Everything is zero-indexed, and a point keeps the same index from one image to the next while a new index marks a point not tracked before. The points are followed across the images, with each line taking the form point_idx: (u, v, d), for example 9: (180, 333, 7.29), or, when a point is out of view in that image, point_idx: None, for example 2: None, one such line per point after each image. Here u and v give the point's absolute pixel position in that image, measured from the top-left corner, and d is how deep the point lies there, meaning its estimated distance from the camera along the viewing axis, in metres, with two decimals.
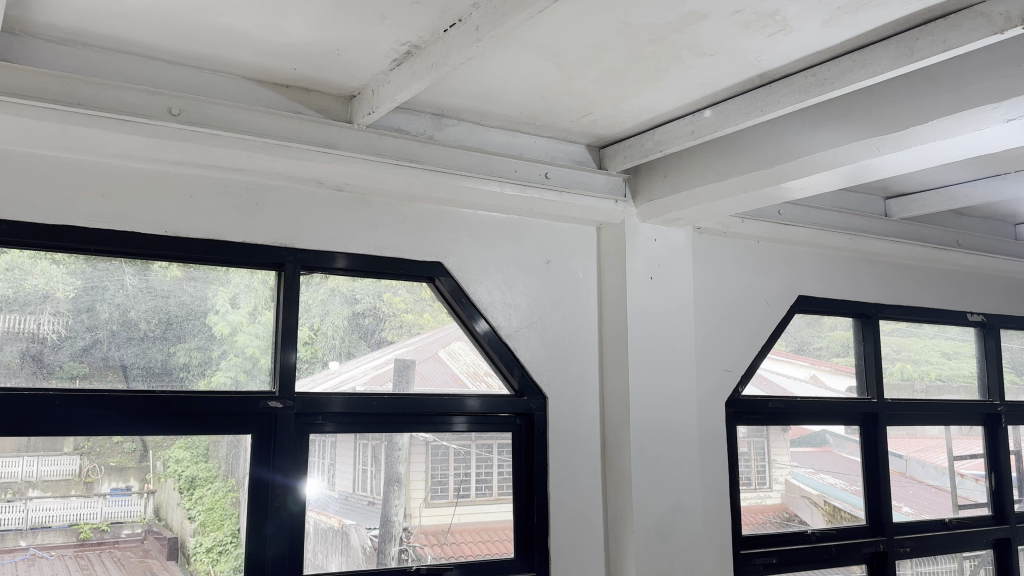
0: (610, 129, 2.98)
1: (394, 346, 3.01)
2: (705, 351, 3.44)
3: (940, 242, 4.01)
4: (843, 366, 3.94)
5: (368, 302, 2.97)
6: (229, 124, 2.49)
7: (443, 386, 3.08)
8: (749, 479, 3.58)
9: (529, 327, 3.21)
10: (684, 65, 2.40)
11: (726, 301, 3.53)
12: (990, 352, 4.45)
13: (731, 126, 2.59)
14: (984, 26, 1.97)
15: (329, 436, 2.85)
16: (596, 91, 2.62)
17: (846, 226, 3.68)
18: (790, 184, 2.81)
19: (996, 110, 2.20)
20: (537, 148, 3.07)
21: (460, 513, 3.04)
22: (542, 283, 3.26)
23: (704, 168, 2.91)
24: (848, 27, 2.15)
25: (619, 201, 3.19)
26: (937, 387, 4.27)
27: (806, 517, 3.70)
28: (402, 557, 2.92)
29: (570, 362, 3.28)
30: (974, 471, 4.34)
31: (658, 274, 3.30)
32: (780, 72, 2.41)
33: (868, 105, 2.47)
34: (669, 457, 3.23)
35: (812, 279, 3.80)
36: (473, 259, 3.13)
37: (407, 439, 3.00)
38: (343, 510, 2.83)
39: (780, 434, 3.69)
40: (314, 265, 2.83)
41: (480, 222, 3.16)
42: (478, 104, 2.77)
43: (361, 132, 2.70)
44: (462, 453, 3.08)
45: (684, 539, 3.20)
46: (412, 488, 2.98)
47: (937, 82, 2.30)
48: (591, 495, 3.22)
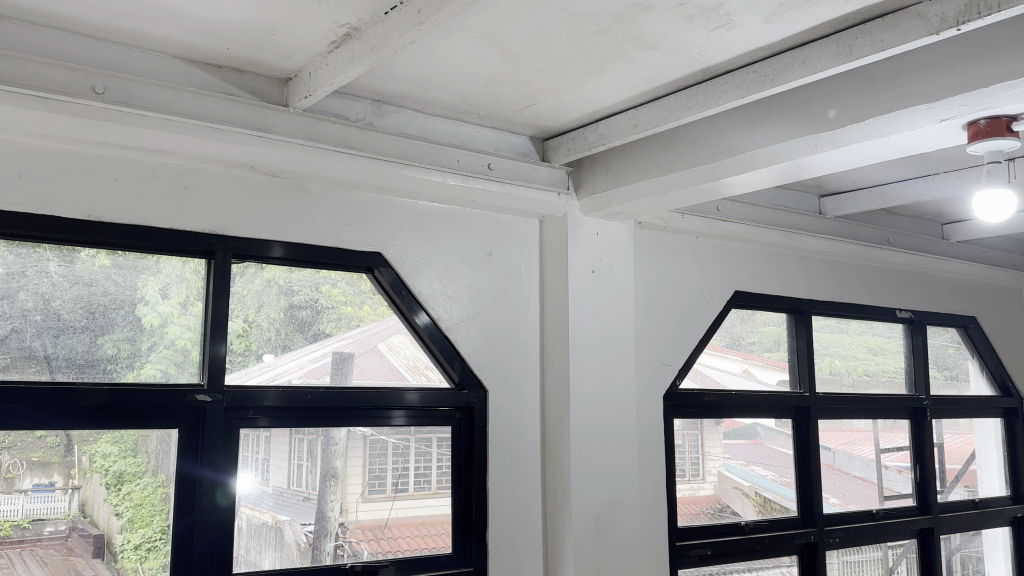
0: (553, 121, 2.76)
1: (332, 339, 2.65)
2: (644, 345, 3.27)
3: (871, 240, 3.95)
4: (775, 361, 3.81)
5: (305, 293, 2.60)
6: (158, 107, 2.14)
7: (382, 379, 2.73)
8: (683, 470, 3.43)
9: (469, 320, 2.89)
10: (627, 59, 2.23)
11: (666, 298, 3.37)
12: (917, 348, 4.39)
13: (673, 122, 2.44)
14: (921, 26, 1.86)
15: (263, 431, 2.49)
16: (540, 82, 2.40)
17: (781, 224, 3.57)
18: (729, 180, 2.68)
19: (931, 110, 2.09)
20: (480, 138, 2.78)
21: (397, 508, 2.72)
22: (484, 276, 2.95)
23: (645, 163, 2.76)
24: (790, 24, 2.01)
25: (562, 194, 2.97)
26: (865, 382, 4.17)
27: (738, 508, 3.57)
28: (338, 554, 2.58)
29: (513, 358, 2.98)
30: (897, 463, 4.27)
31: (599, 268, 3.07)
32: (722, 67, 2.27)
33: (808, 101, 2.34)
34: (608, 451, 3.00)
35: (749, 273, 3.67)
36: (413, 250, 2.79)
37: (344, 433, 2.65)
38: (277, 505, 2.49)
39: (713, 426, 3.55)
40: (249, 253, 2.46)
41: (421, 212, 2.83)
42: (420, 91, 2.47)
43: (296, 117, 2.36)
44: (401, 447, 2.76)
45: (622, 532, 2.99)
46: (349, 483, 2.64)
47: (874, 80, 2.19)
48: (531, 504, 2.93)
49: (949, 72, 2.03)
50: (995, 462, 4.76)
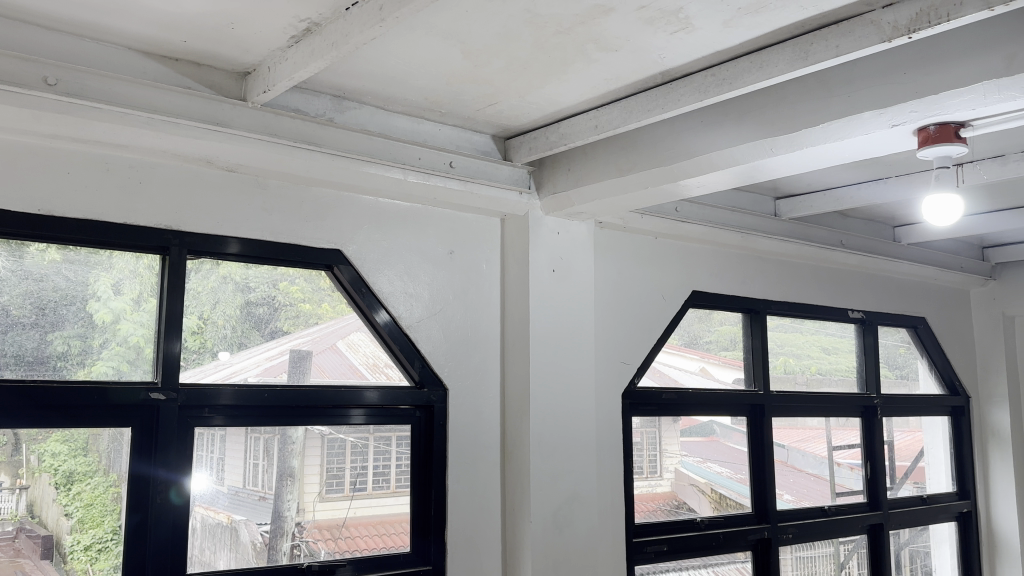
0: (515, 120, 2.76)
1: (290, 337, 2.62)
2: (604, 344, 3.29)
3: (825, 242, 4.03)
4: (731, 360, 3.86)
5: (262, 290, 2.57)
6: (112, 99, 2.10)
7: (340, 377, 2.71)
8: (641, 467, 3.47)
9: (430, 319, 2.88)
10: (588, 60, 2.24)
11: (625, 298, 3.40)
12: (868, 347, 4.50)
13: (633, 123, 2.46)
14: (875, 33, 1.90)
15: (218, 430, 2.46)
16: (502, 81, 2.40)
17: (737, 225, 3.62)
18: (688, 181, 2.71)
19: (882, 116, 2.14)
20: (441, 136, 2.77)
21: (355, 507, 2.70)
22: (445, 274, 2.94)
23: (605, 163, 2.78)
24: (748, 28, 2.04)
25: (524, 193, 2.98)
26: (818, 380, 4.26)
27: (694, 505, 3.62)
28: (294, 554, 2.56)
29: (473, 356, 2.98)
30: (849, 460, 4.36)
31: (560, 267, 3.09)
32: (681, 70, 2.29)
33: (764, 105, 2.38)
34: (567, 449, 3.02)
35: (707, 273, 3.72)
36: (373, 248, 2.77)
37: (301, 432, 2.62)
38: (232, 505, 2.46)
39: (671, 424, 3.59)
40: (205, 249, 2.42)
41: (382, 210, 2.81)
42: (381, 88, 2.46)
43: (255, 111, 2.33)
44: (360, 446, 2.74)
45: (581, 529, 3.01)
46: (306, 482, 2.62)
47: (828, 86, 2.23)
48: (490, 502, 2.94)
49: (901, 79, 2.08)
50: (942, 459, 4.90)
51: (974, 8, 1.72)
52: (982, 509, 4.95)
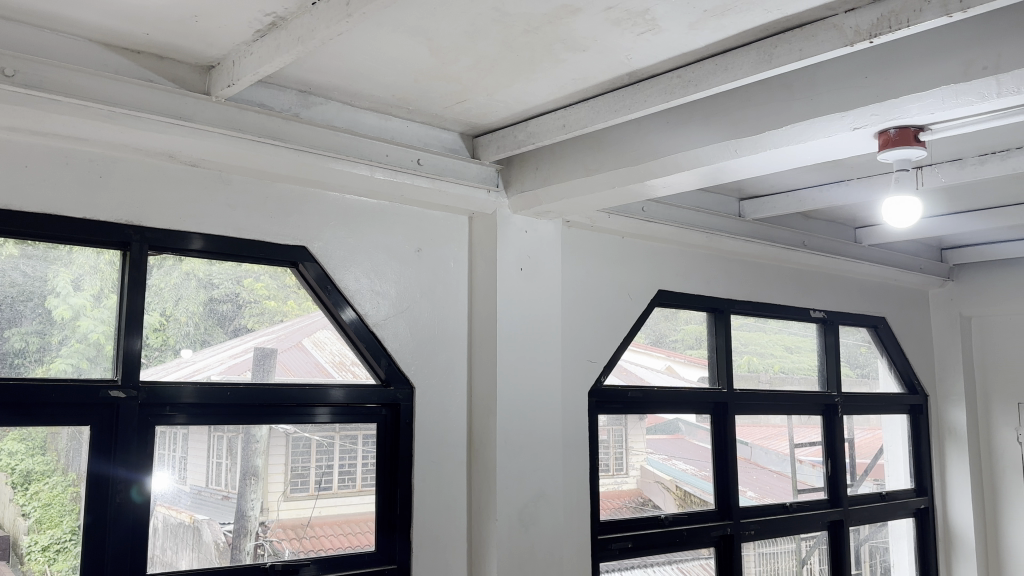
0: (483, 118, 2.76)
1: (254, 334, 2.59)
2: (570, 342, 3.31)
3: (788, 242, 4.09)
4: (696, 358, 3.90)
5: (225, 287, 2.54)
6: (71, 91, 2.05)
7: (306, 375, 2.69)
8: (607, 465, 3.49)
9: (397, 317, 2.87)
10: (556, 59, 2.25)
11: (592, 297, 3.41)
12: (829, 346, 4.57)
13: (601, 123, 2.48)
14: (837, 37, 1.94)
15: (180, 428, 2.43)
16: (470, 79, 2.40)
17: (703, 225, 3.66)
18: (655, 181, 2.73)
19: (845, 118, 2.18)
20: (409, 133, 2.76)
21: (320, 506, 2.68)
22: (412, 272, 2.93)
23: (573, 163, 2.79)
24: (713, 31, 2.06)
25: (492, 191, 2.98)
26: (780, 379, 4.31)
27: (659, 502, 3.65)
28: (258, 553, 2.53)
29: (440, 355, 2.98)
30: (810, 457, 4.43)
31: (528, 266, 3.09)
32: (648, 70, 2.31)
33: (729, 107, 2.40)
34: (533, 446, 3.02)
35: (672, 272, 3.75)
36: (339, 245, 2.75)
37: (266, 430, 2.60)
38: (195, 504, 2.42)
39: (636, 422, 3.62)
40: (167, 245, 2.39)
41: (348, 207, 2.79)
42: (348, 84, 2.44)
43: (219, 106, 2.30)
44: (325, 445, 2.72)
45: (546, 526, 3.02)
46: (270, 481, 2.59)
47: (792, 89, 2.26)
48: (456, 500, 2.94)
49: (863, 83, 2.12)
50: (901, 456, 5.00)
51: (932, 14, 1.76)
52: (939, 505, 5.07)
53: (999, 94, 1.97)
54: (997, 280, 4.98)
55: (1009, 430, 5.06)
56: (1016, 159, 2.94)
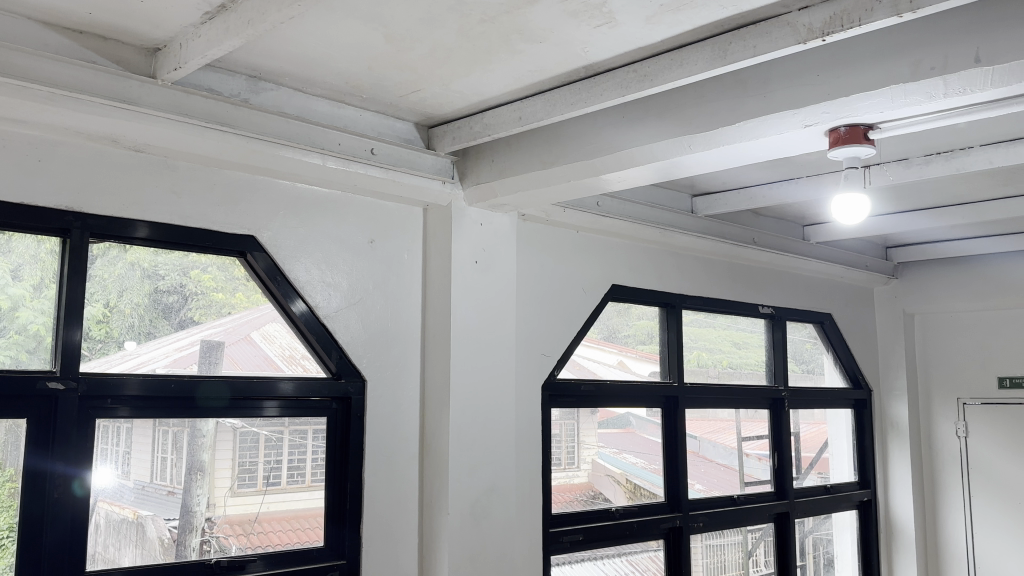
0: (438, 109, 2.73)
1: (200, 326, 2.53)
2: (524, 336, 3.30)
3: (738, 239, 4.14)
4: (647, 353, 3.93)
5: (171, 278, 2.47)
6: (8, 71, 1.97)
7: (254, 369, 2.63)
8: (559, 459, 3.49)
9: (349, 309, 2.82)
10: (512, 50, 2.23)
11: (546, 291, 3.40)
12: (777, 342, 4.64)
13: (556, 116, 2.47)
14: (790, 35, 1.95)
15: (123, 422, 2.35)
16: (425, 68, 2.37)
17: (657, 221, 3.68)
18: (610, 175, 2.73)
19: (796, 116, 2.20)
20: (363, 122, 2.71)
21: (268, 502, 2.63)
22: (364, 263, 2.89)
23: (529, 156, 2.78)
24: (670, 26, 2.06)
25: (447, 182, 2.95)
26: (729, 374, 4.37)
27: (609, 494, 3.67)
28: (204, 549, 2.48)
29: (393, 348, 2.94)
30: (757, 451, 4.50)
31: (482, 259, 3.07)
32: (604, 64, 2.30)
33: (683, 102, 2.41)
34: (487, 440, 3.00)
35: (626, 268, 3.77)
36: (290, 235, 2.69)
37: (212, 425, 2.53)
38: (138, 500, 2.36)
39: (588, 416, 3.63)
40: (110, 233, 2.31)
41: (300, 196, 2.73)
42: (300, 70, 2.39)
43: (165, 89, 2.23)
44: (274, 440, 2.67)
45: (498, 520, 3.00)
46: (217, 477, 2.53)
47: (745, 85, 2.28)
48: (407, 494, 2.92)
49: (815, 81, 2.14)
50: (845, 450, 5.12)
51: (883, 14, 1.79)
52: (880, 497, 5.20)
53: (947, 95, 2.00)
54: (939, 278, 5.13)
55: (948, 424, 5.21)
56: (959, 160, 3.02)
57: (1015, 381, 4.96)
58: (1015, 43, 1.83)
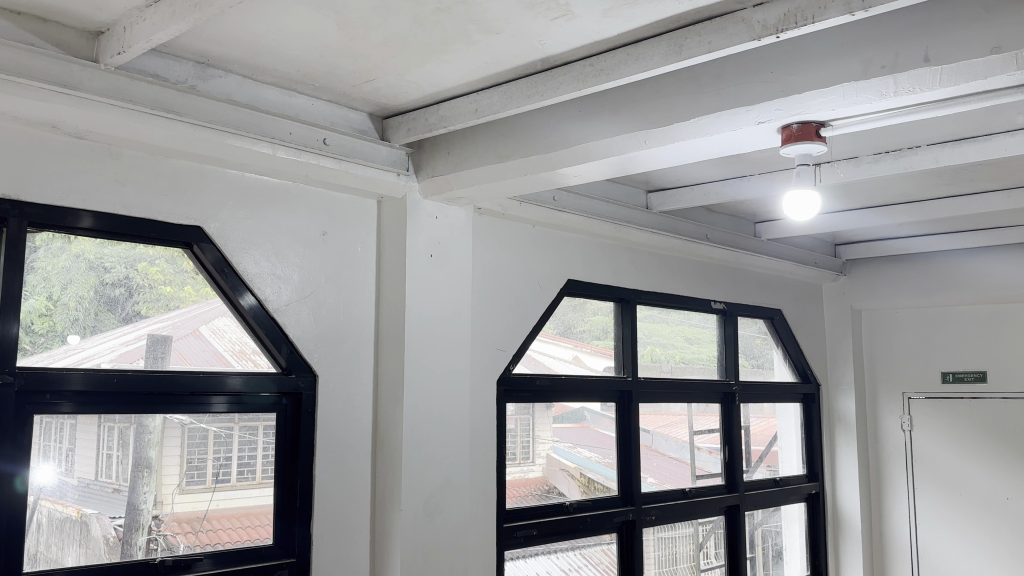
0: (393, 100, 2.69)
1: (147, 320, 2.46)
2: (480, 330, 3.28)
3: (692, 236, 4.18)
4: (602, 348, 3.94)
5: (117, 271, 2.40)
6: None
7: (203, 364, 2.56)
8: (514, 453, 3.48)
9: (300, 302, 2.77)
10: (468, 41, 2.20)
11: (502, 286, 3.39)
12: (729, 337, 4.70)
13: (512, 109, 2.45)
14: (745, 31, 1.96)
15: (66, 418, 2.28)
16: (380, 57, 2.33)
17: (612, 216, 3.69)
18: (566, 170, 2.72)
19: (750, 112, 2.21)
20: (315, 112, 2.66)
21: (217, 499, 2.57)
22: (316, 256, 2.84)
23: (485, 149, 2.76)
24: (626, 19, 2.06)
25: (402, 174, 2.91)
26: (681, 368, 4.41)
27: (564, 489, 3.67)
28: (150, 548, 2.41)
29: (345, 343, 2.90)
30: (709, 444, 4.55)
31: (437, 253, 3.04)
32: (561, 57, 2.29)
33: (639, 97, 2.41)
34: (441, 435, 2.98)
35: (581, 262, 3.77)
36: (239, 226, 2.63)
37: (159, 421, 2.47)
38: (82, 498, 2.28)
39: (544, 411, 3.62)
40: (51, 223, 2.23)
41: (249, 186, 2.67)
42: (250, 56, 2.33)
43: (107, 74, 2.15)
44: (223, 436, 2.61)
45: (452, 516, 2.98)
46: (165, 474, 2.46)
47: (700, 81, 2.29)
48: (359, 490, 2.88)
49: (769, 78, 2.16)
50: (793, 442, 5.21)
51: (836, 12, 1.80)
52: (828, 490, 5.31)
53: (896, 94, 2.03)
54: (886, 275, 5.25)
55: (893, 419, 5.34)
56: (907, 158, 3.09)
57: (957, 376, 5.11)
58: (963, 42, 1.86)
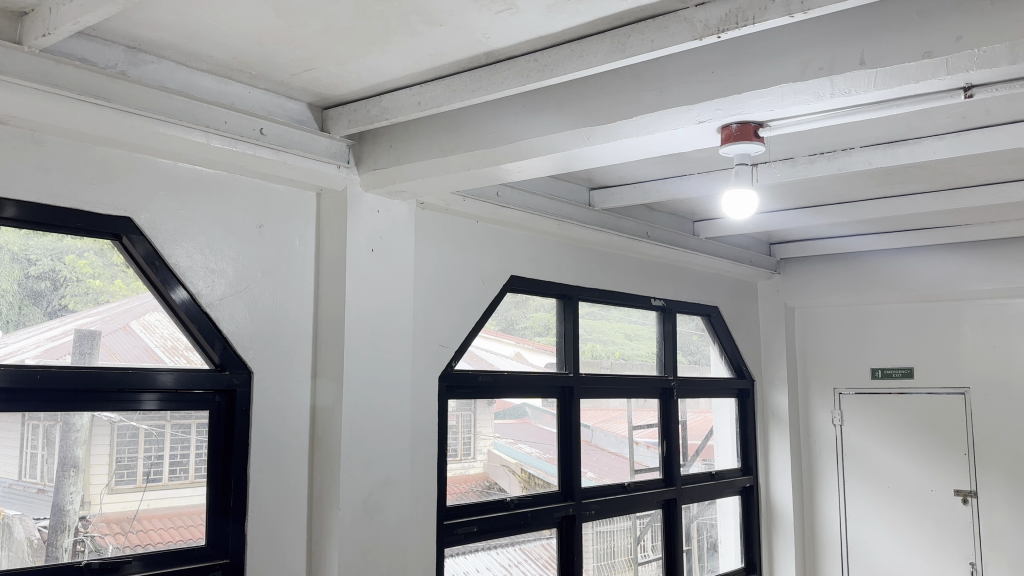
0: (333, 90, 2.64)
1: (75, 315, 2.36)
2: (422, 326, 3.25)
3: (633, 233, 4.21)
4: (544, 344, 3.95)
5: (43, 264, 2.30)
6: None
7: (133, 361, 2.48)
8: (455, 450, 3.46)
9: (234, 297, 2.70)
10: (411, 32, 2.17)
11: (444, 282, 3.37)
12: (667, 334, 4.76)
13: (456, 103, 2.43)
14: (687, 30, 1.97)
15: None
16: (320, 46, 2.28)
17: (555, 213, 3.69)
18: (509, 166, 2.71)
19: (691, 111, 2.24)
20: (252, 101, 2.59)
21: (148, 499, 2.49)
22: (252, 250, 2.76)
23: (428, 143, 2.73)
24: (570, 15, 2.05)
25: (342, 166, 2.86)
26: (621, 365, 4.45)
27: (504, 485, 3.66)
28: (76, 550, 2.32)
29: (282, 339, 2.84)
30: (647, 439, 4.60)
31: (379, 247, 2.99)
32: (505, 52, 2.28)
33: (583, 95, 2.41)
34: (381, 432, 2.94)
35: (523, 259, 3.77)
36: (171, 218, 2.55)
37: (87, 419, 2.37)
38: (3, 499, 2.19)
39: (485, 407, 3.61)
40: None
41: (182, 176, 2.59)
42: (184, 42, 2.25)
43: (31, 57, 2.05)
44: (155, 434, 2.53)
45: (391, 514, 2.95)
46: (93, 473, 2.38)
47: (643, 79, 2.31)
48: (296, 488, 2.83)
49: (709, 77, 2.18)
50: (729, 436, 5.32)
51: (776, 13, 1.83)
52: (762, 483, 5.44)
53: (833, 95, 2.07)
54: (819, 273, 5.39)
55: (825, 413, 5.49)
56: (841, 159, 3.17)
57: (885, 372, 5.28)
58: (897, 46, 1.91)
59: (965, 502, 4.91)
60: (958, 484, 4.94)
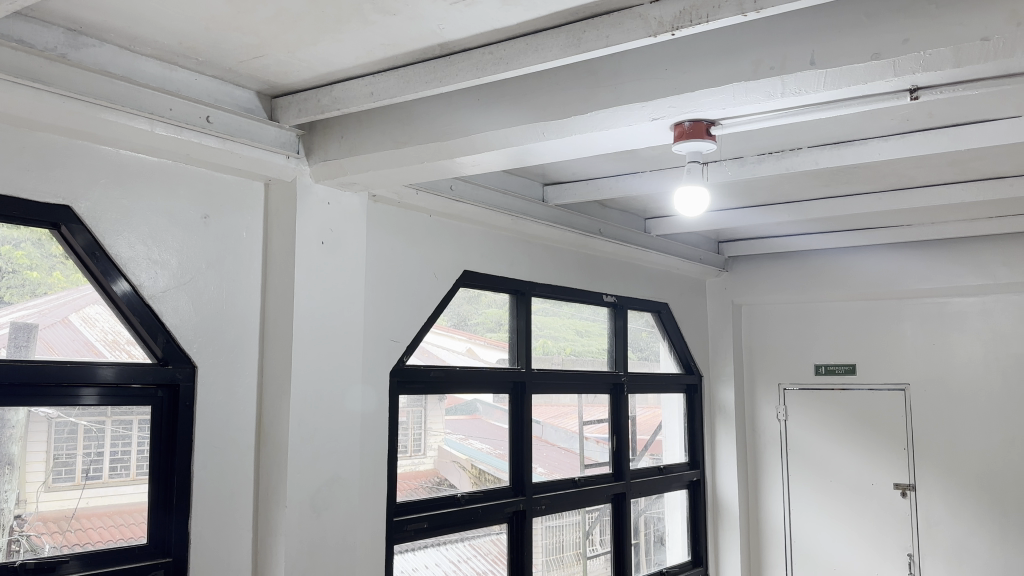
0: (283, 79, 2.59)
1: (10, 307, 2.27)
2: (373, 320, 3.21)
3: (585, 229, 4.23)
4: (495, 340, 3.94)
5: None
6: None
7: (72, 355, 2.40)
8: (406, 446, 3.43)
9: (178, 289, 2.63)
10: (363, 21, 2.14)
11: (396, 275, 3.33)
12: (618, 330, 4.80)
13: (409, 94, 2.40)
14: (642, 27, 1.98)
15: None
16: (270, 33, 2.23)
17: (507, 208, 3.68)
18: (462, 159, 2.69)
19: (644, 108, 2.24)
20: (198, 87, 2.51)
21: (87, 497, 2.42)
22: (197, 241, 2.70)
23: (381, 134, 2.69)
24: (525, 9, 2.04)
25: (292, 157, 2.81)
26: (572, 360, 4.47)
27: (454, 481, 3.64)
28: (11, 550, 2.24)
29: (227, 333, 2.78)
30: (597, 434, 4.63)
31: (329, 239, 2.94)
32: (459, 44, 2.26)
33: (537, 89, 2.41)
34: (329, 427, 2.90)
35: (476, 253, 3.75)
36: (112, 207, 2.47)
37: (23, 414, 2.29)
38: None
39: (436, 402, 3.59)
40: None
41: (125, 164, 2.51)
42: (127, 26, 2.18)
43: None
44: (94, 431, 2.45)
45: (340, 511, 2.91)
46: (29, 471, 2.29)
47: (597, 76, 2.31)
48: (242, 485, 2.77)
49: (663, 74, 2.19)
50: (677, 431, 5.38)
51: (729, 12, 1.84)
52: (708, 477, 5.51)
53: (783, 94, 2.10)
54: (767, 271, 5.48)
55: (770, 408, 5.59)
56: (790, 159, 3.23)
57: (829, 368, 5.39)
58: (846, 47, 1.95)
59: (904, 495, 5.05)
60: (897, 477, 5.08)
